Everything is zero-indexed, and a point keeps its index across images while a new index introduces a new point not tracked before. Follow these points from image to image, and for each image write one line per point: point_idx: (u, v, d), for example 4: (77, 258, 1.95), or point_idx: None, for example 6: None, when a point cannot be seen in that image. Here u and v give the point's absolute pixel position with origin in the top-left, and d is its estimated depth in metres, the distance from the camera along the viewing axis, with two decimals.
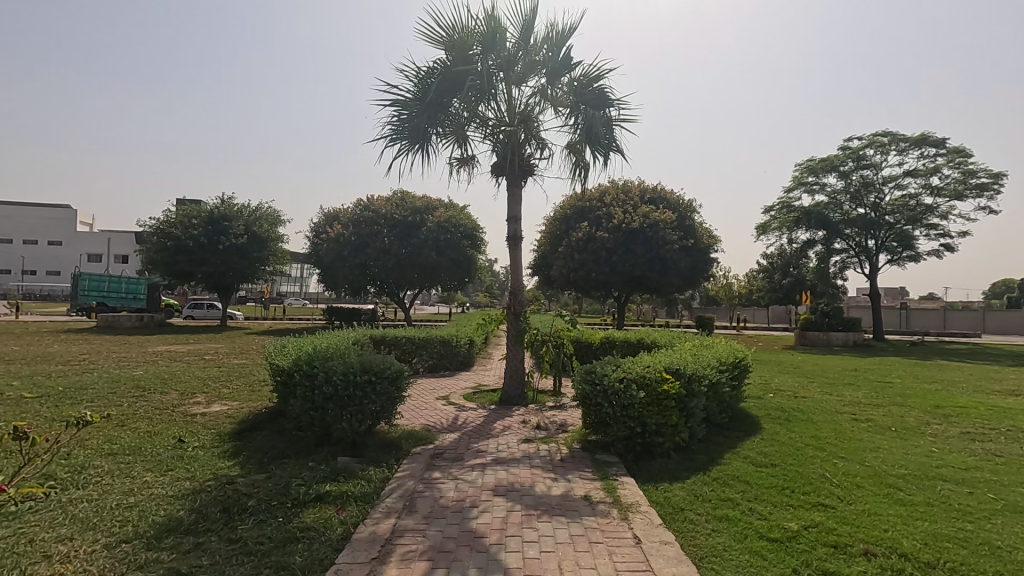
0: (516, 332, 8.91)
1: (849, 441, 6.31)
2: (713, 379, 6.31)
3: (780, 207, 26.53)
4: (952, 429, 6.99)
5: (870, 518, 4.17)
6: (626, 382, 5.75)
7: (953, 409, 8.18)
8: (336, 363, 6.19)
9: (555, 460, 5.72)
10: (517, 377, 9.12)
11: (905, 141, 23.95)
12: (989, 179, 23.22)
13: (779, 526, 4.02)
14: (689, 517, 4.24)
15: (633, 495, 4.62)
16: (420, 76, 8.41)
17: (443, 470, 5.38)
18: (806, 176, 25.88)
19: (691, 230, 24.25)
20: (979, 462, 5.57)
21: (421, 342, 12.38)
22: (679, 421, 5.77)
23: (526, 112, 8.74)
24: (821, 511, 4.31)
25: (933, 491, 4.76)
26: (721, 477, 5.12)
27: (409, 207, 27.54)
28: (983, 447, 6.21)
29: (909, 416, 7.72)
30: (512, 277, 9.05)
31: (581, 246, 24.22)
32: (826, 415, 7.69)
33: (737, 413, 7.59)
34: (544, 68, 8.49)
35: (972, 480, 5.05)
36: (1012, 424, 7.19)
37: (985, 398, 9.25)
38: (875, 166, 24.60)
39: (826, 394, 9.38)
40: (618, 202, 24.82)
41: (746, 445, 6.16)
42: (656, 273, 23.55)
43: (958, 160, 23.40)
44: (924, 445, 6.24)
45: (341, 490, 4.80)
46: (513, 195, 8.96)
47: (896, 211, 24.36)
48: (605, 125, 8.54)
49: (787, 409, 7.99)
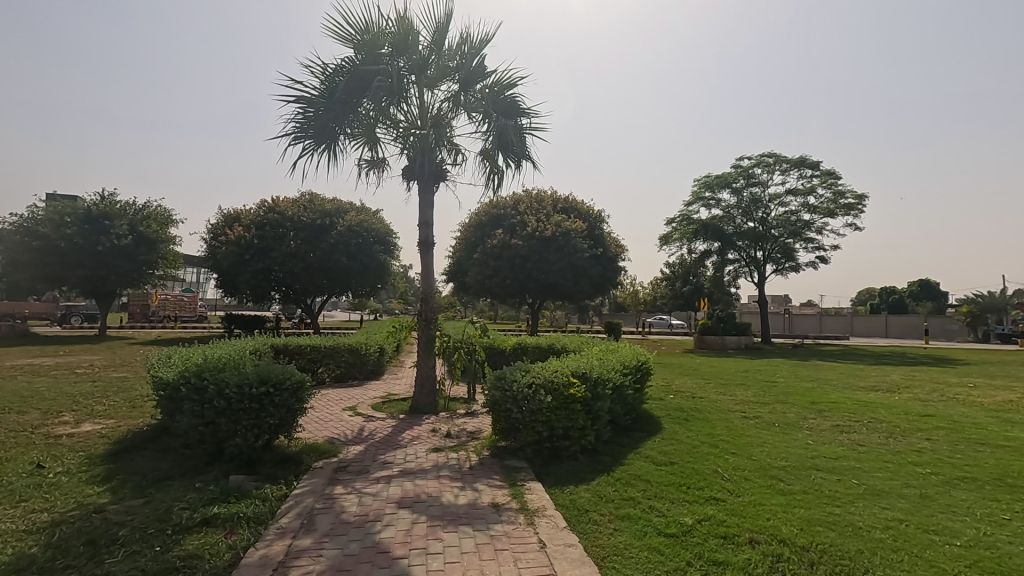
0: (427, 339, 8.79)
1: (739, 438, 6.80)
2: (618, 381, 6.57)
3: (681, 219, 28.41)
4: (824, 423, 7.73)
5: (755, 508, 4.49)
6: (535, 387, 5.80)
7: (826, 405, 9.04)
8: (230, 374, 5.74)
9: (464, 468, 5.65)
10: (428, 385, 8.96)
11: (787, 163, 26.37)
12: (854, 200, 26.12)
13: (675, 522, 4.22)
14: (593, 519, 4.34)
15: (540, 499, 4.66)
16: (327, 73, 8.08)
17: (347, 484, 5.13)
18: (703, 192, 27.79)
19: (600, 239, 25.27)
20: (847, 452, 6.21)
21: (328, 351, 11.86)
22: (586, 424, 5.91)
23: (439, 117, 8.66)
24: (713, 504, 4.59)
25: (808, 480, 5.23)
26: (624, 477, 5.30)
27: (317, 209, 26.35)
28: (849, 438, 6.92)
29: (790, 412, 8.45)
30: (424, 283, 8.92)
31: (496, 253, 24.39)
32: (719, 414, 8.25)
33: (640, 414, 7.92)
34: (457, 74, 8.42)
35: (840, 468, 5.61)
36: (873, 417, 8.08)
37: (853, 393, 10.36)
38: (762, 184, 26.97)
39: (720, 395, 10.07)
40: (531, 210, 25.33)
41: (647, 444, 6.46)
42: (568, 280, 24.23)
43: (829, 182, 26.19)
44: (802, 438, 6.85)
45: (231, 511, 4.43)
46: (424, 200, 8.82)
47: (780, 226, 26.75)
48: (516, 134, 8.62)
49: (685, 409, 8.49)
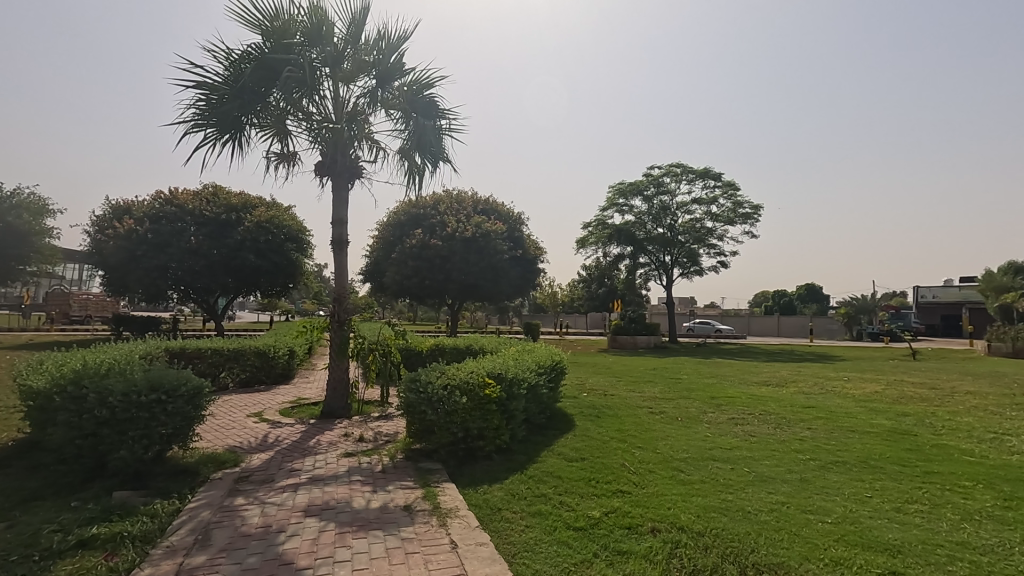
0: (340, 341, 8.51)
1: (646, 432, 7.16)
2: (532, 381, 6.70)
3: (596, 224, 29.48)
4: (722, 416, 8.32)
5: (658, 499, 4.75)
6: (450, 389, 5.79)
7: (724, 399, 9.73)
8: (114, 381, 5.24)
9: (376, 472, 5.52)
10: (341, 388, 8.67)
11: (692, 173, 28.09)
12: (751, 210, 28.31)
13: (584, 515, 4.38)
14: (506, 517, 4.40)
15: (453, 500, 4.66)
16: (231, 58, 7.59)
17: (249, 495, 4.85)
18: (617, 198, 28.99)
19: (520, 241, 25.63)
20: (740, 442, 6.72)
21: (232, 354, 11.14)
22: (500, 424, 5.98)
23: (355, 112, 8.42)
24: (620, 496, 4.81)
25: (705, 470, 5.61)
26: (537, 474, 5.42)
27: (222, 204, 24.62)
28: (742, 429, 7.51)
29: (692, 407, 9.02)
30: (337, 282, 8.64)
31: (415, 253, 24.01)
32: (629, 410, 8.64)
33: (554, 413, 8.13)
34: (374, 70, 8.22)
35: (734, 458, 6.06)
36: (763, 409, 8.81)
37: (747, 388, 11.25)
38: (670, 193, 28.54)
39: (629, 392, 10.56)
40: (451, 210, 25.20)
41: (560, 441, 6.64)
42: (488, 281, 24.36)
43: (730, 193, 28.20)
44: (702, 431, 7.34)
45: (113, 531, 4.05)
46: (338, 197, 8.52)
47: (686, 232, 28.40)
48: (435, 134, 8.56)
49: (597, 406, 8.82)
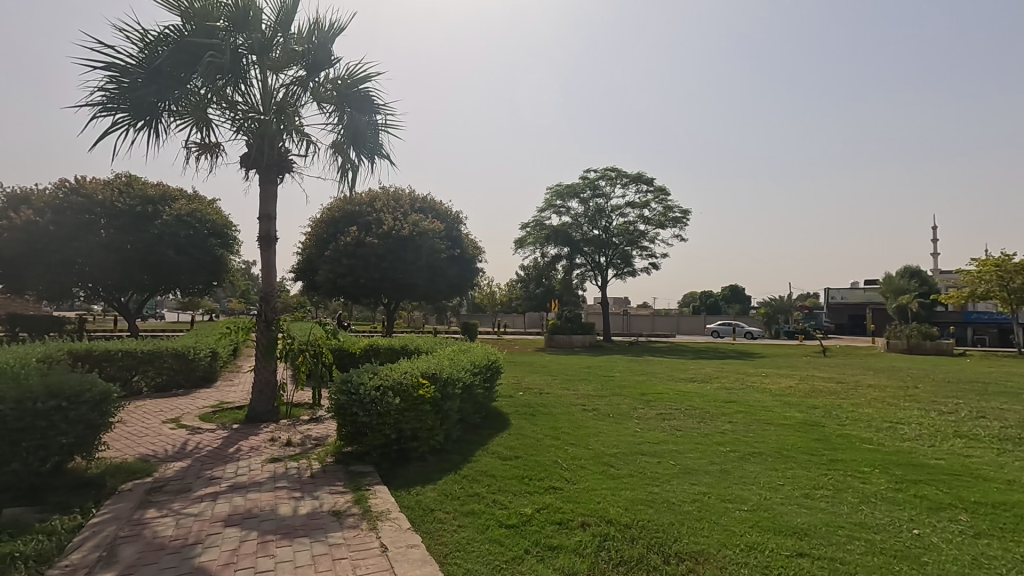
0: (267, 342, 8.14)
1: (579, 429, 7.32)
2: (468, 380, 6.69)
3: (534, 225, 29.86)
4: (651, 412, 8.65)
5: (589, 494, 4.88)
6: (383, 390, 5.68)
7: (653, 396, 10.11)
8: (5, 386, 4.74)
9: (304, 477, 5.33)
10: (268, 391, 8.30)
11: (626, 178, 29.00)
12: (680, 215, 29.57)
13: (516, 513, 4.42)
14: (438, 517, 4.37)
15: (384, 503, 4.57)
16: (146, 39, 7.09)
17: (163, 506, 4.55)
18: (554, 200, 29.48)
19: (458, 240, 25.51)
20: (667, 437, 7.01)
21: (147, 357, 10.41)
22: (434, 424, 5.92)
23: (284, 103, 8.09)
24: (552, 493, 4.89)
25: (634, 464, 5.82)
26: (471, 474, 5.42)
27: (137, 195, 22.88)
28: (669, 424, 7.84)
29: (623, 404, 9.32)
30: (263, 280, 8.25)
31: (349, 251, 23.35)
32: (563, 408, 8.81)
33: (490, 412, 8.16)
34: (305, 61, 7.93)
35: (661, 451, 6.32)
36: (690, 405, 9.24)
37: (675, 385, 11.76)
38: (605, 196, 29.33)
39: (564, 390, 10.76)
40: (387, 208, 24.70)
41: (495, 440, 6.66)
42: (425, 280, 24.09)
43: (661, 197, 29.33)
44: (632, 427, 7.60)
45: (2, 551, 3.67)
46: (266, 192, 8.16)
47: (620, 234, 29.26)
48: (370, 130, 8.36)
49: (532, 405, 8.93)
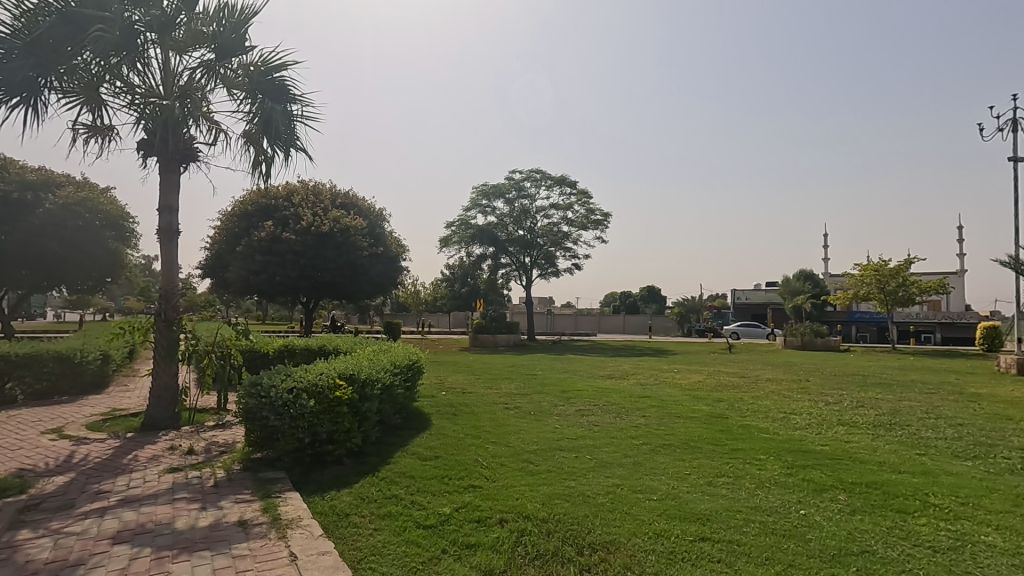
0: (168, 343, 7.56)
1: (500, 427, 7.39)
2: (387, 381, 6.55)
3: (460, 224, 29.78)
4: (571, 408, 8.88)
5: (508, 490, 4.93)
6: (296, 392, 5.44)
7: (573, 393, 10.39)
8: None
9: (208, 487, 5.01)
10: (168, 397, 7.70)
11: (551, 180, 29.56)
12: (602, 218, 30.56)
13: (434, 513, 4.39)
14: (354, 521, 4.25)
15: (295, 510, 4.38)
16: (25, 8, 6.38)
17: (40, 526, 4.11)
18: (480, 200, 29.52)
19: (381, 238, 24.94)
20: (585, 432, 7.23)
21: (23, 360, 9.33)
22: (351, 426, 5.76)
23: (189, 87, 7.54)
24: (471, 491, 4.91)
25: (552, 460, 5.95)
26: (389, 475, 5.32)
27: (14, 180, 20.36)
28: (587, 419, 8.09)
29: (544, 401, 9.50)
30: (165, 277, 7.62)
31: (264, 247, 22.15)
32: (485, 407, 8.84)
33: (411, 412, 8.04)
34: (213, 43, 7.43)
35: (579, 446, 6.51)
36: (608, 400, 9.58)
37: (594, 382, 12.16)
38: (530, 197, 29.74)
39: (487, 389, 10.81)
40: (307, 203, 23.67)
41: (415, 441, 6.58)
42: (347, 279, 23.32)
43: (584, 200, 30.17)
44: (552, 423, 7.77)
45: None
46: (167, 182, 7.58)
47: (544, 235, 29.76)
48: (285, 120, 7.96)
49: (454, 404, 8.89)
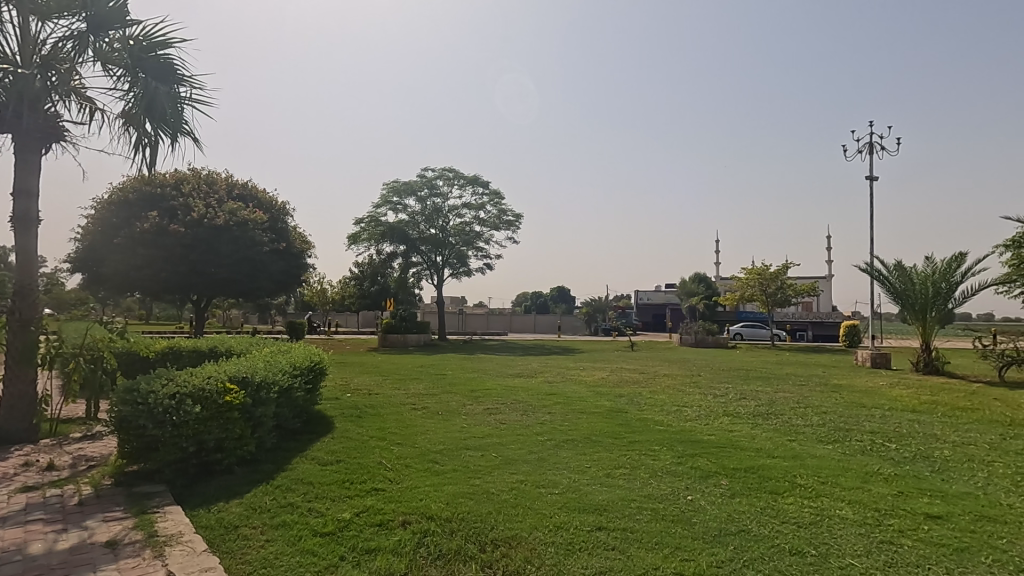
0: (25, 346, 6.68)
1: (407, 428, 7.27)
2: (285, 384, 6.22)
3: (369, 221, 28.97)
4: (479, 407, 8.93)
5: (412, 492, 4.86)
6: (179, 398, 5.01)
7: (482, 392, 10.45)
8: None
9: (70, 506, 4.48)
10: (23, 406, 6.80)
11: (463, 179, 29.53)
12: (513, 218, 30.98)
13: (333, 519, 4.24)
14: (244, 534, 4.00)
15: (175, 525, 4.04)
16: None
17: None
18: (391, 196, 28.87)
19: (283, 233, 23.71)
20: (492, 430, 7.30)
21: None
22: (244, 433, 5.40)
23: (54, 58, 6.71)
24: (374, 494, 4.78)
25: (459, 459, 5.94)
26: (285, 483, 5.05)
27: None
28: (495, 418, 8.17)
29: (452, 400, 9.47)
30: (19, 271, 6.71)
31: (148, 240, 20.15)
32: (391, 408, 8.65)
33: (312, 415, 7.69)
34: (84, 11, 6.66)
35: (485, 445, 6.56)
36: (516, 399, 9.74)
37: (503, 380, 12.30)
38: (443, 196, 29.52)
39: (394, 390, 10.58)
40: (199, 193, 21.93)
41: (315, 446, 6.30)
42: (245, 275, 21.85)
43: (496, 201, 30.43)
44: (459, 423, 7.76)
45: None
46: (25, 162, 6.70)
47: (456, 235, 29.65)
48: (171, 102, 7.29)
49: (359, 406, 8.62)
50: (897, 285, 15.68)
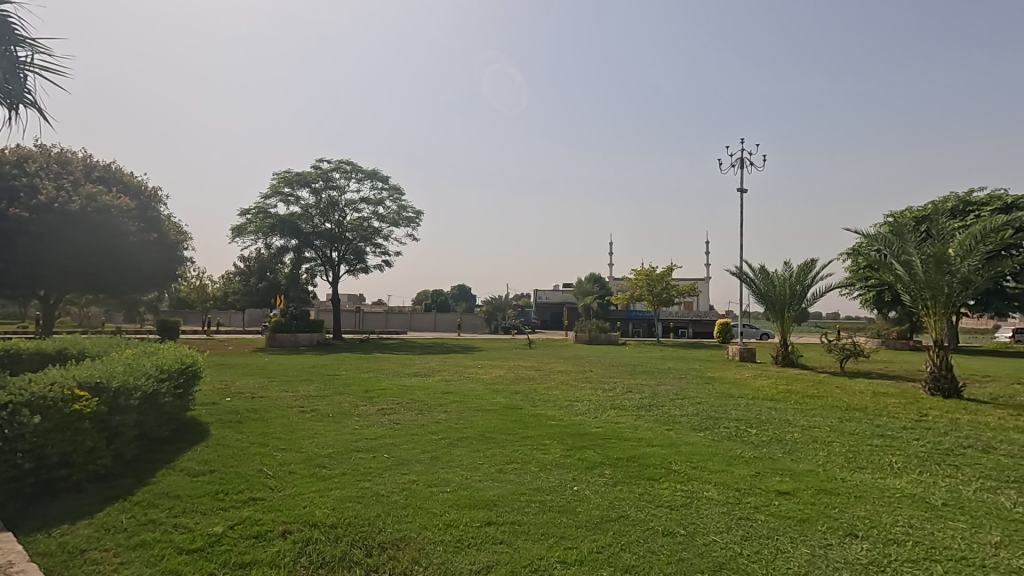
0: None
1: (293, 432, 6.89)
2: (149, 388, 5.63)
3: (257, 212, 27.14)
4: (373, 408, 8.67)
5: (294, 499, 4.61)
6: (13, 408, 4.35)
7: (377, 392, 10.16)
8: None
9: None
10: None
11: (362, 173, 28.50)
12: (414, 215, 30.42)
13: (202, 534, 3.91)
14: (92, 558, 3.56)
15: (5, 555, 3.51)
16: None
17: None
18: (282, 187, 27.18)
19: (155, 222, 21.53)
20: (385, 431, 7.13)
21: None
22: (97, 445, 4.81)
23: None
24: (251, 504, 4.48)
25: (348, 462, 5.73)
26: (147, 498, 4.57)
27: None
28: (389, 418, 7.98)
29: (344, 401, 9.11)
30: None
31: None
32: (277, 411, 8.15)
33: (184, 422, 7.04)
34: None
35: (376, 446, 6.38)
36: (412, 398, 9.58)
37: (399, 380, 12.04)
38: (339, 189, 28.29)
39: (282, 392, 9.98)
40: (49, 173, 19.25)
41: (186, 455, 5.77)
42: (107, 268, 19.51)
43: (396, 196, 29.70)
44: (351, 424, 7.49)
45: None
46: None
47: (353, 230, 28.55)
48: (8, 66, 6.31)
49: (240, 411, 8.02)
50: (762, 286, 17.44)
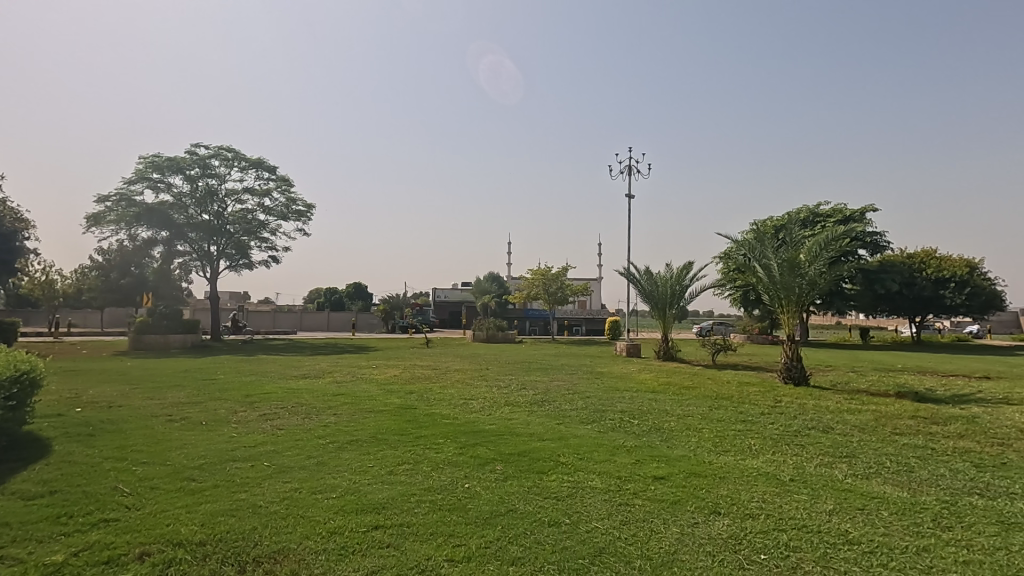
0: None
1: (157, 443, 6.24)
2: None
3: (118, 199, 24.18)
4: (253, 413, 8.08)
5: (155, 517, 4.17)
6: None
7: (259, 396, 9.48)
8: None
9: None
10: None
11: (245, 161, 26.46)
12: (304, 209, 28.80)
13: (37, 565, 3.41)
14: None
15: None
16: None
17: None
18: (150, 172, 24.48)
19: None
20: (267, 437, 6.68)
21: None
22: None
23: None
24: (102, 527, 3.99)
25: (222, 473, 5.29)
26: None
27: None
28: (271, 424, 7.49)
29: (221, 408, 8.40)
30: None
31: None
32: (138, 421, 7.32)
33: (18, 439, 6.09)
34: None
35: (256, 454, 5.96)
36: (298, 401, 9.06)
37: (285, 383, 11.34)
38: (219, 177, 26.03)
39: (146, 399, 8.98)
40: None
41: (20, 477, 5.00)
42: None
43: (284, 188, 27.94)
44: (227, 432, 6.93)
45: None
46: None
47: (235, 222, 26.42)
48: None
49: (92, 422, 7.10)
50: (646, 287, 18.64)
